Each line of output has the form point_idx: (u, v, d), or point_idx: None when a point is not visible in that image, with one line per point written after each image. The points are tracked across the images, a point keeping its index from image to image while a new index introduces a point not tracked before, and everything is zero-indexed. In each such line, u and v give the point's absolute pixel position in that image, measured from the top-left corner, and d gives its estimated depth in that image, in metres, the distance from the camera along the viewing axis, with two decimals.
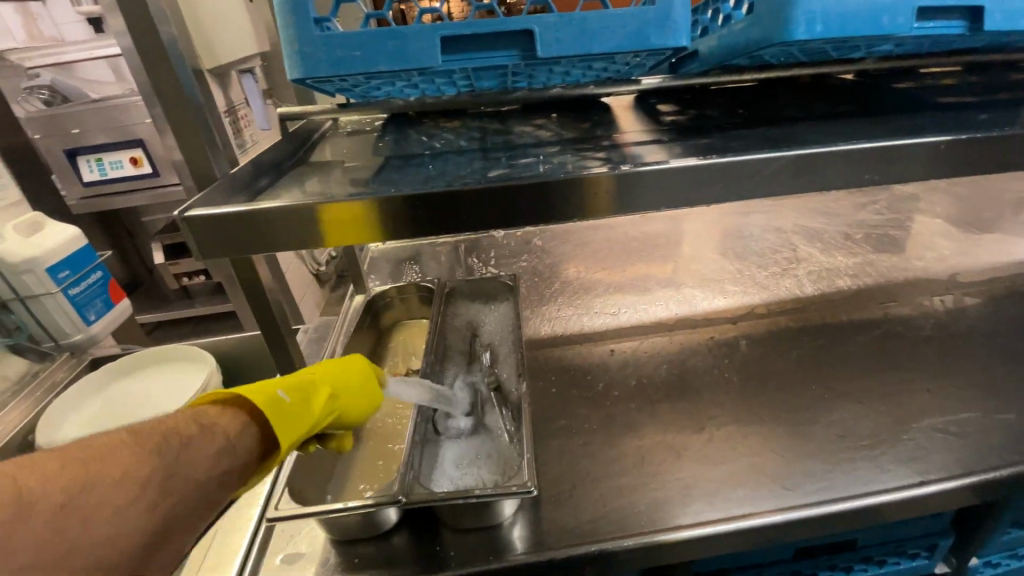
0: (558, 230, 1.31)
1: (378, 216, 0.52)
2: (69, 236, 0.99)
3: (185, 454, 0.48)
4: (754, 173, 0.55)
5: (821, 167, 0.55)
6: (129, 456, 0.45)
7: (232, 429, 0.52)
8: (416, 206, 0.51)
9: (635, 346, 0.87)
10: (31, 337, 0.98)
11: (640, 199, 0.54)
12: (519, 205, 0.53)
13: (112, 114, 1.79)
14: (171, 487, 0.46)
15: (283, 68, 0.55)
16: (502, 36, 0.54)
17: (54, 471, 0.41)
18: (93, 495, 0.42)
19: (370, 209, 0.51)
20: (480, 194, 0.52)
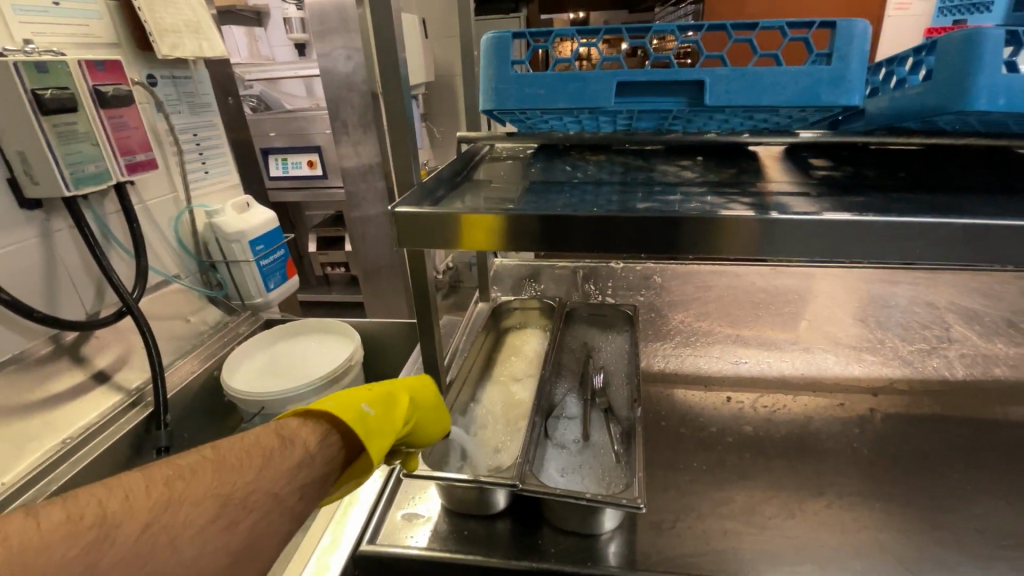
0: (680, 270, 1.31)
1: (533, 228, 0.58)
2: (266, 218, 1.20)
3: (262, 471, 0.51)
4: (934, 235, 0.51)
5: (1015, 238, 0.50)
6: (206, 479, 0.48)
7: (317, 437, 0.57)
8: (577, 224, 0.57)
9: (752, 398, 0.84)
10: (225, 294, 1.21)
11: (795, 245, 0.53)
12: (664, 232, 0.56)
13: (301, 124, 2.32)
14: (245, 507, 0.49)
15: (478, 100, 0.65)
16: (673, 85, 0.60)
17: (137, 494, 0.44)
18: (175, 515, 0.45)
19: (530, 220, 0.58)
20: (632, 222, 0.56)
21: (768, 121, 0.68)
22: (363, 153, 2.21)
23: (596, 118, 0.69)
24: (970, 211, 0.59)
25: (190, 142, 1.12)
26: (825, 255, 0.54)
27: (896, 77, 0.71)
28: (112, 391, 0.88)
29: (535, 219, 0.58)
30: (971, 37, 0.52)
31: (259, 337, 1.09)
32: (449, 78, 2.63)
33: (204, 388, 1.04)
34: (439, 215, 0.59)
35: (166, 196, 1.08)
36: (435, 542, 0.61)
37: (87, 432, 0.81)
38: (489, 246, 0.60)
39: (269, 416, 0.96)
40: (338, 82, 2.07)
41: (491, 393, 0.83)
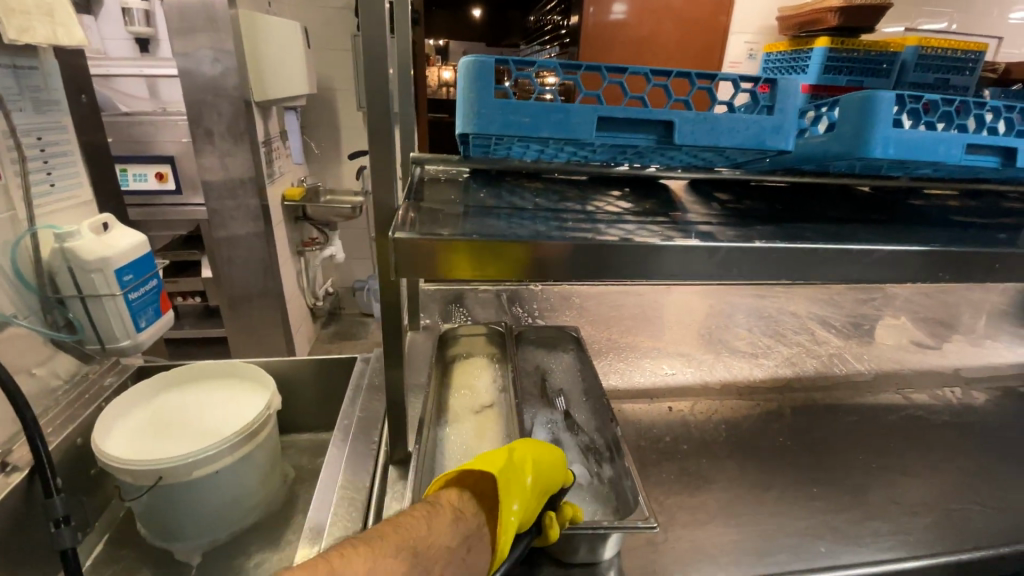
0: (593, 290, 1.40)
1: (532, 254, 0.57)
2: (135, 241, 0.99)
3: (431, 524, 0.45)
4: (860, 260, 0.62)
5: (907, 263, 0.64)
6: (394, 531, 0.43)
7: (455, 497, 0.49)
8: (574, 252, 0.57)
9: (689, 406, 0.93)
10: (78, 338, 0.96)
11: (762, 271, 0.60)
12: (650, 261, 0.59)
13: (150, 130, 1.98)
14: (434, 557, 0.43)
15: (455, 123, 0.63)
16: (645, 122, 0.64)
17: (348, 551, 0.40)
18: (383, 564, 0.40)
19: (526, 245, 0.57)
20: (625, 250, 0.58)
21: (707, 159, 0.76)
22: (234, 168, 1.96)
23: (562, 148, 0.71)
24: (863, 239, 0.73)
25: (33, 148, 0.89)
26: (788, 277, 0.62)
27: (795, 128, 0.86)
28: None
29: (530, 245, 0.57)
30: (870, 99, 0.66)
31: (136, 391, 0.88)
32: (328, 92, 2.48)
33: (63, 462, 0.80)
34: (433, 243, 0.55)
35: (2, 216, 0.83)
36: None
37: None
38: (471, 276, 0.57)
39: (168, 486, 0.78)
40: (203, 85, 1.81)
41: (455, 428, 0.79)
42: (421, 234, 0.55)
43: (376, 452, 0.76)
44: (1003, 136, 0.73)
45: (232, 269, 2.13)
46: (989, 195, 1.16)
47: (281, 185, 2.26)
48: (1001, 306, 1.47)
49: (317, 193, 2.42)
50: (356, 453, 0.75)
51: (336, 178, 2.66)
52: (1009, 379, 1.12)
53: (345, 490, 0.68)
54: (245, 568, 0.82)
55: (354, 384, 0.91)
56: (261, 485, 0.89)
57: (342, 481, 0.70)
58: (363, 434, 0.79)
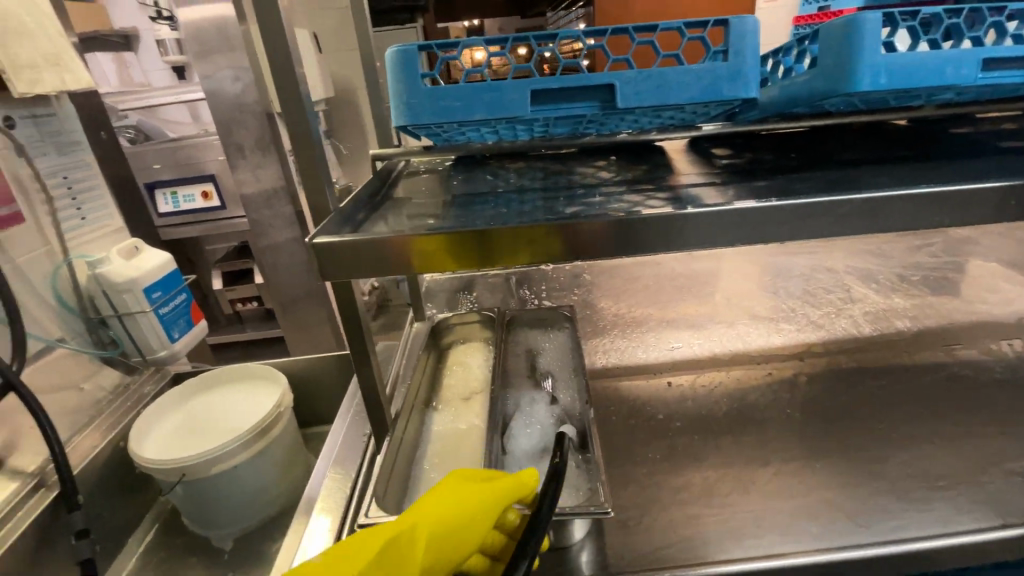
0: (606, 264, 1.35)
1: (468, 246, 0.56)
2: (162, 260, 1.08)
3: None
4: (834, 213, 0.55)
5: (894, 210, 0.56)
6: None
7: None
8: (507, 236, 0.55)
9: (692, 380, 0.88)
10: (122, 352, 1.07)
11: (715, 236, 0.56)
12: (590, 236, 0.56)
13: (191, 153, 2.14)
14: None
15: (389, 117, 0.62)
16: (586, 89, 0.60)
17: None
18: None
19: (458, 235, 0.56)
20: (561, 229, 0.56)
21: (675, 117, 0.70)
22: (265, 179, 2.07)
23: (512, 127, 0.68)
24: (856, 186, 0.65)
25: (60, 186, 1.00)
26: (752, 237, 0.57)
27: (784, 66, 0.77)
28: (7, 477, 0.79)
29: (465, 235, 0.56)
30: (851, 22, 0.57)
31: (169, 397, 0.97)
32: (349, 94, 2.54)
33: (108, 462, 0.90)
34: (363, 243, 0.55)
35: (37, 251, 0.94)
36: None
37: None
38: (452, 268, 0.57)
39: (193, 482, 0.85)
40: (227, 104, 1.92)
41: (440, 418, 0.80)
42: (353, 235, 0.56)
43: (365, 443, 0.79)
44: None
45: (277, 274, 2.27)
46: None
47: None
48: None
49: None
50: (348, 445, 0.79)
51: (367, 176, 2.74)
52: None
53: (333, 481, 0.72)
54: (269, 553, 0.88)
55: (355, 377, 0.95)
56: (281, 476, 0.96)
57: (331, 472, 0.74)
58: (357, 426, 0.82)
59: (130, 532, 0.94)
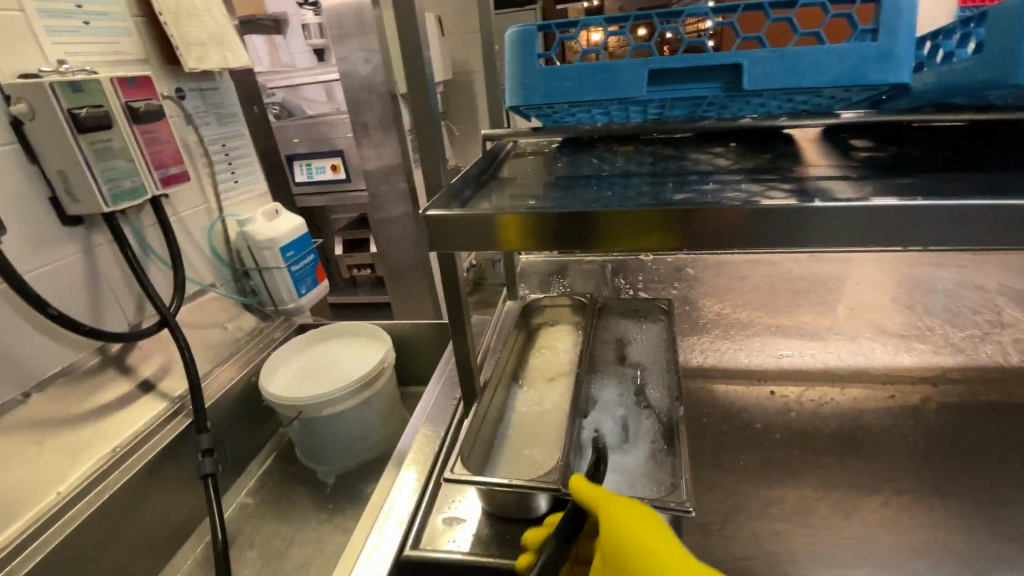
0: (712, 260, 1.27)
1: (568, 227, 0.56)
2: (296, 224, 1.22)
3: None
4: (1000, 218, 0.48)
5: None
6: None
7: None
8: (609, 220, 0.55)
9: (797, 391, 0.81)
10: (259, 300, 1.24)
11: (842, 234, 0.51)
12: (696, 224, 0.53)
13: (324, 129, 2.36)
14: None
15: (504, 97, 0.64)
16: (709, 70, 0.57)
17: None
18: None
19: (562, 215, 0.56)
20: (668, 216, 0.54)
21: (808, 102, 0.64)
22: (385, 155, 2.23)
23: (625, 109, 0.67)
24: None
25: (219, 152, 1.16)
26: (890, 238, 0.50)
27: (944, 51, 0.68)
28: (156, 399, 0.89)
29: (568, 216, 0.56)
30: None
31: (293, 343, 1.11)
32: (466, 76, 2.62)
33: (241, 394, 1.05)
34: (470, 216, 0.58)
35: (199, 207, 1.11)
36: (476, 546, 0.60)
37: (146, 428, 0.84)
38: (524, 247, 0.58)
39: (308, 419, 0.97)
40: (357, 85, 2.09)
41: (525, 394, 0.83)
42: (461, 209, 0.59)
43: (454, 406, 0.83)
44: None
45: (388, 245, 2.45)
46: None
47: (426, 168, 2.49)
48: None
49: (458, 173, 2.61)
50: (439, 406, 0.84)
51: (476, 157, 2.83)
52: None
53: (423, 437, 0.78)
54: (363, 493, 0.98)
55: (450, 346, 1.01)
56: (380, 427, 1.06)
57: (422, 428, 0.79)
58: (448, 391, 0.88)
59: (251, 458, 1.08)
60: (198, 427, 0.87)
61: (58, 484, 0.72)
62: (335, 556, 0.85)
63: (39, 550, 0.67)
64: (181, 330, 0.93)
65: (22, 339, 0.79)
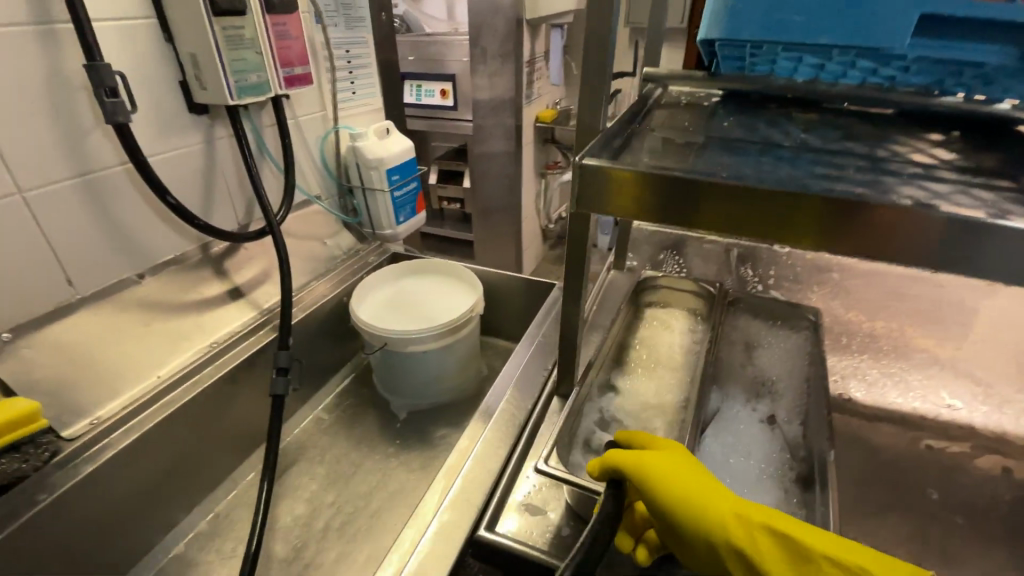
0: (861, 266, 1.08)
1: (794, 215, 0.39)
2: (406, 147, 1.16)
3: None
4: None
5: None
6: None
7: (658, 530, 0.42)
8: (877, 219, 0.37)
9: (960, 459, 0.67)
10: (358, 220, 1.21)
11: None
12: (964, 249, 0.35)
13: (441, 50, 2.25)
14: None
15: (700, 27, 0.52)
16: (1003, 27, 0.44)
17: None
18: None
19: (791, 202, 0.39)
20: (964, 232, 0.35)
21: None
22: (499, 88, 2.11)
23: (851, 63, 0.53)
24: None
25: (342, 58, 1.10)
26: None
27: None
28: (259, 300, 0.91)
29: (805, 201, 0.38)
30: None
31: (386, 271, 1.07)
32: None
33: (331, 312, 1.05)
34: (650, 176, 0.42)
35: (316, 114, 1.07)
36: (556, 548, 0.53)
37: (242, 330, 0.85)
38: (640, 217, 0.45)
39: (391, 351, 0.95)
40: (484, 6, 1.94)
41: (625, 383, 0.73)
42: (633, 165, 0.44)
43: (544, 379, 0.76)
44: None
45: (484, 183, 2.38)
46: None
47: (537, 107, 2.34)
48: None
49: (568, 117, 2.44)
50: (528, 375, 0.77)
51: None
52: None
53: (509, 405, 0.72)
54: (432, 437, 0.95)
55: (548, 307, 0.93)
56: (457, 373, 1.01)
57: (509, 395, 0.74)
58: (541, 359, 0.80)
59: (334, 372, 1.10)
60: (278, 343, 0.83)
61: (158, 368, 0.75)
62: (398, 496, 0.84)
63: (138, 426, 0.70)
64: (283, 240, 0.90)
65: (147, 226, 0.79)
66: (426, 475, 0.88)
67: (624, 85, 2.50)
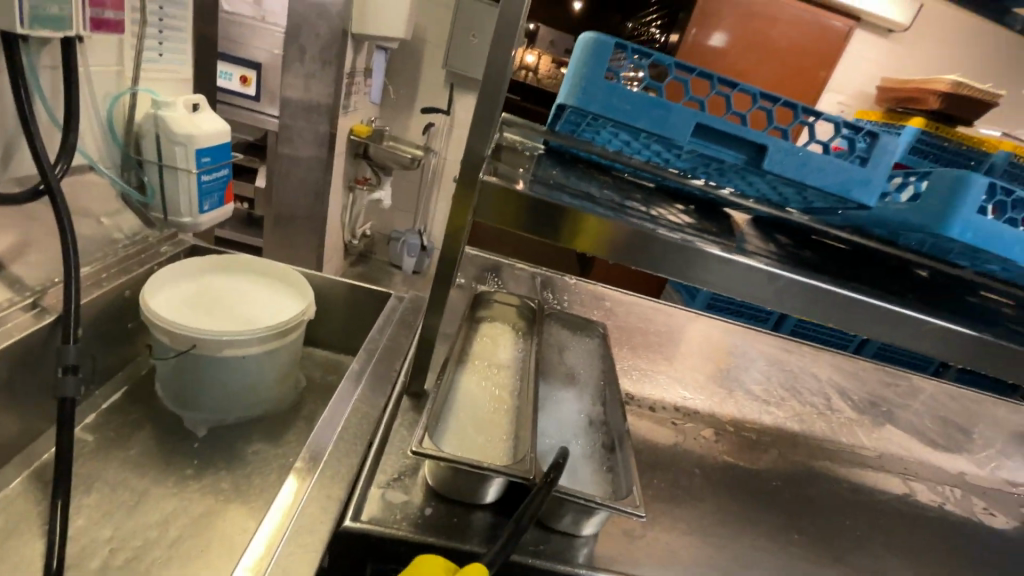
0: (627, 298, 1.40)
1: (631, 241, 0.60)
2: (219, 128, 1.03)
3: None
4: (903, 323, 0.64)
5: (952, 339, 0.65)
6: None
7: None
8: (668, 247, 0.60)
9: (689, 429, 0.96)
10: (146, 201, 1.01)
11: (824, 311, 0.63)
12: (703, 266, 0.61)
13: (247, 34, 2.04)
14: None
15: (559, 92, 0.65)
16: (741, 141, 0.66)
17: None
18: None
19: (630, 233, 0.60)
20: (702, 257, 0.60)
21: (783, 195, 0.77)
22: (315, 91, 2.02)
23: (649, 145, 0.73)
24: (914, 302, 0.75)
25: (154, 14, 0.95)
26: (838, 322, 0.64)
27: (909, 190, 0.80)
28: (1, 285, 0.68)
29: (633, 232, 0.60)
30: (964, 179, 0.69)
31: (188, 263, 0.93)
32: (418, 44, 2.53)
33: (108, 307, 0.85)
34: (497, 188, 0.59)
35: (110, 67, 0.89)
36: (420, 525, 0.58)
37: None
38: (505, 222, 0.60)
39: (199, 355, 0.82)
40: (308, 4, 1.87)
41: (469, 381, 0.81)
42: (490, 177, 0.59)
43: (393, 380, 0.78)
44: None
45: (285, 187, 2.19)
46: None
47: (352, 119, 2.31)
48: None
49: (383, 136, 2.47)
50: (379, 369, 0.77)
51: (402, 127, 2.71)
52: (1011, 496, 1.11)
53: (360, 403, 0.69)
54: (244, 453, 0.84)
55: (387, 310, 0.95)
56: (275, 383, 0.93)
57: (360, 391, 0.72)
58: (387, 359, 0.79)
59: (99, 384, 0.88)
60: (62, 335, 0.69)
61: None
62: (206, 520, 0.73)
63: None
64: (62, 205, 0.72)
65: None
66: (239, 493, 0.78)
67: (438, 119, 2.66)
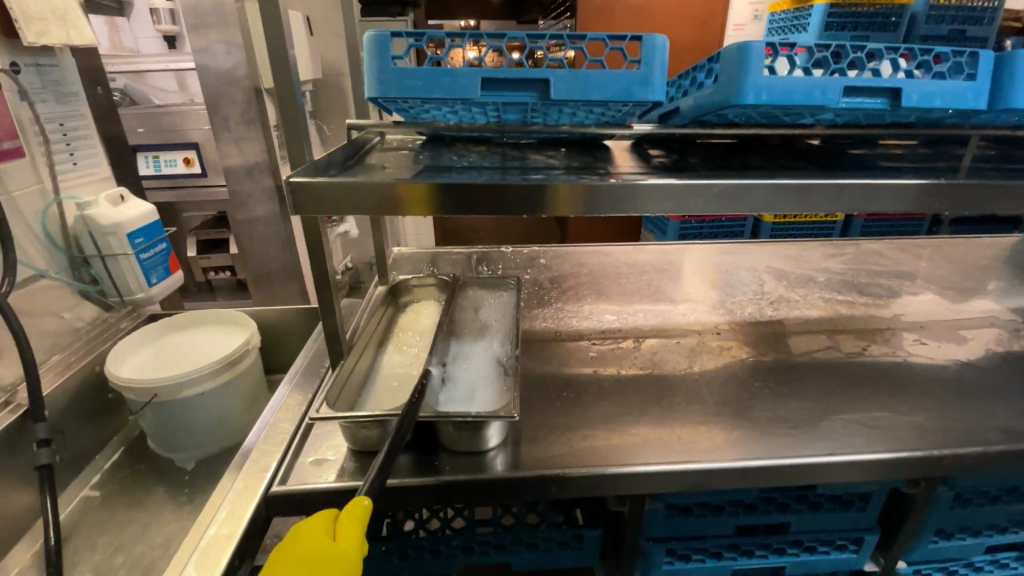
0: (561, 250, 1.48)
1: (448, 194, 0.67)
2: (147, 211, 1.15)
3: None
4: (728, 194, 0.69)
5: (781, 192, 0.70)
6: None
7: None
8: (487, 189, 0.67)
9: (613, 347, 1.05)
10: (101, 289, 1.15)
11: (652, 203, 0.68)
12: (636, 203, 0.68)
13: (176, 120, 2.19)
14: None
15: (363, 89, 0.74)
16: (526, 82, 0.74)
17: None
18: None
19: (460, 188, 0.67)
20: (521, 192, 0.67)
21: (603, 114, 0.85)
22: (249, 152, 2.15)
23: (468, 108, 0.82)
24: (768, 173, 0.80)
25: (56, 131, 1.10)
26: (672, 208, 0.69)
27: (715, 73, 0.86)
28: None
29: (450, 187, 0.67)
30: (742, 47, 0.75)
31: (142, 331, 1.05)
32: (337, 78, 2.64)
33: (83, 385, 0.99)
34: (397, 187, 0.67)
35: (31, 187, 1.03)
36: (344, 476, 0.69)
37: None
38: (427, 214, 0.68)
39: (163, 403, 0.94)
40: (215, 76, 1.99)
41: (391, 356, 0.90)
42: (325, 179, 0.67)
43: (322, 375, 0.89)
44: (887, 78, 0.78)
45: (252, 247, 2.33)
46: (946, 142, 1.18)
47: None
48: (982, 260, 1.49)
49: None
50: (308, 374, 0.90)
51: None
52: (950, 322, 1.16)
53: (289, 399, 0.83)
54: None
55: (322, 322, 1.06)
56: (243, 412, 1.05)
57: (290, 394, 0.84)
58: (315, 361, 0.93)
59: (98, 450, 1.03)
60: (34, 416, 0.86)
61: None
62: None
63: None
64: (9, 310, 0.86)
65: None
66: None
67: None
